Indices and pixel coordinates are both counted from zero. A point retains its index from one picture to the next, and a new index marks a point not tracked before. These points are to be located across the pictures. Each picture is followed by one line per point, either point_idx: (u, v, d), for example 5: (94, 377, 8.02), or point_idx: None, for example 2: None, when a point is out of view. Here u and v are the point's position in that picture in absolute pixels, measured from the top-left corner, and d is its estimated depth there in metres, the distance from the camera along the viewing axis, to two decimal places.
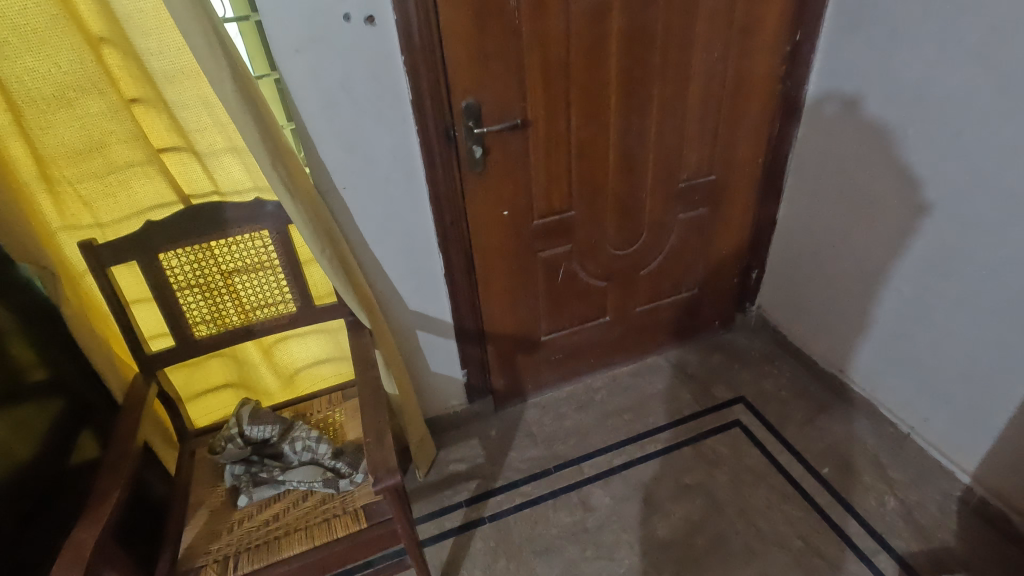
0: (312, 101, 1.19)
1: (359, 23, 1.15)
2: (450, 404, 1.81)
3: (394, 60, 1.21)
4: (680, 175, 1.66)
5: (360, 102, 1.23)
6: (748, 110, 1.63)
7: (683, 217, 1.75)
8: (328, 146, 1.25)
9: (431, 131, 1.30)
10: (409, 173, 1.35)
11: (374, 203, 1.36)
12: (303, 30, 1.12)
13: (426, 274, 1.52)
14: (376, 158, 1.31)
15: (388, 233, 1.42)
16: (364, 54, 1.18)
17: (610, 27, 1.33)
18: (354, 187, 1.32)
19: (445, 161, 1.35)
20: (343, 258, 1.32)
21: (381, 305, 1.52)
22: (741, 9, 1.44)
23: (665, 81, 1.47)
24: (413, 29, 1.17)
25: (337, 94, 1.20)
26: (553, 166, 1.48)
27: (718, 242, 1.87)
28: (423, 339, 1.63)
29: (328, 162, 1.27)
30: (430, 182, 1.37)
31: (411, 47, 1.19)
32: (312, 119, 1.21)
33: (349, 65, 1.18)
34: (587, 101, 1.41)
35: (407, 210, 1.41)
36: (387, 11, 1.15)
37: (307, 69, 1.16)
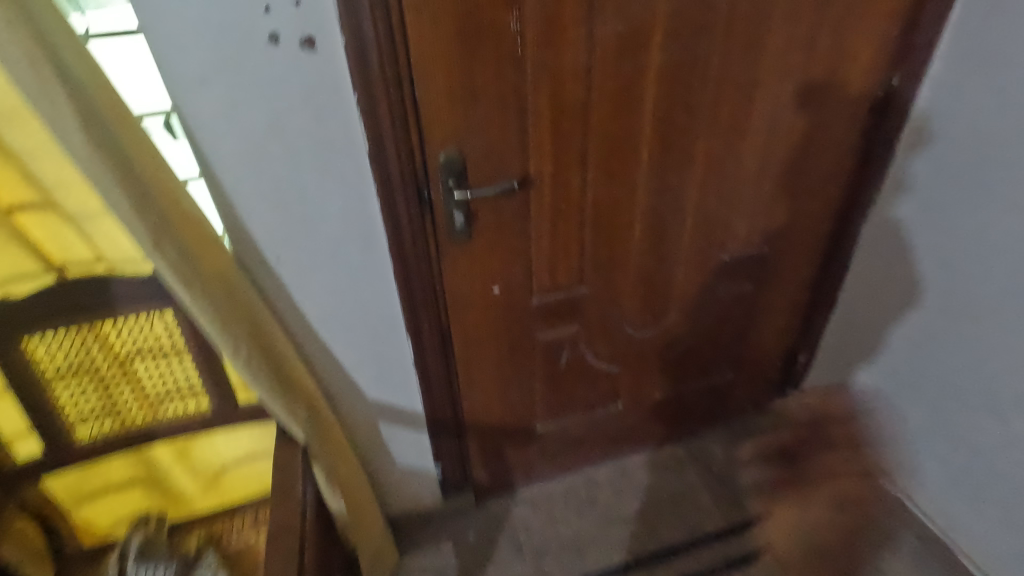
0: (227, 151, 0.87)
1: (292, 46, 0.80)
2: (420, 500, 1.49)
3: (344, 98, 0.87)
4: (722, 245, 1.31)
5: (297, 153, 0.90)
6: (818, 166, 1.26)
7: (723, 295, 1.40)
8: (254, 209, 0.93)
9: (397, 190, 0.97)
10: (366, 243, 1.03)
11: (318, 277, 1.04)
12: (209, 56, 0.78)
13: (390, 360, 1.20)
14: (321, 222, 0.98)
15: (338, 314, 1.10)
16: (299, 90, 0.84)
17: (648, 61, 0.98)
18: (291, 259, 1.00)
19: (415, 227, 1.02)
20: (273, 351, 1.00)
21: (330, 396, 1.19)
22: (823, 44, 1.08)
23: (715, 134, 1.12)
24: (371, 58, 0.83)
25: (263, 141, 0.87)
26: (561, 235, 1.13)
27: (763, 323, 1.50)
28: (386, 431, 1.30)
29: (253, 228, 0.95)
30: (395, 253, 1.04)
31: (370, 82, 0.85)
32: (228, 174, 0.89)
33: (279, 104, 0.85)
34: (610, 156, 1.07)
35: (364, 287, 1.08)
36: (333, 32, 0.81)
37: (218, 108, 0.83)
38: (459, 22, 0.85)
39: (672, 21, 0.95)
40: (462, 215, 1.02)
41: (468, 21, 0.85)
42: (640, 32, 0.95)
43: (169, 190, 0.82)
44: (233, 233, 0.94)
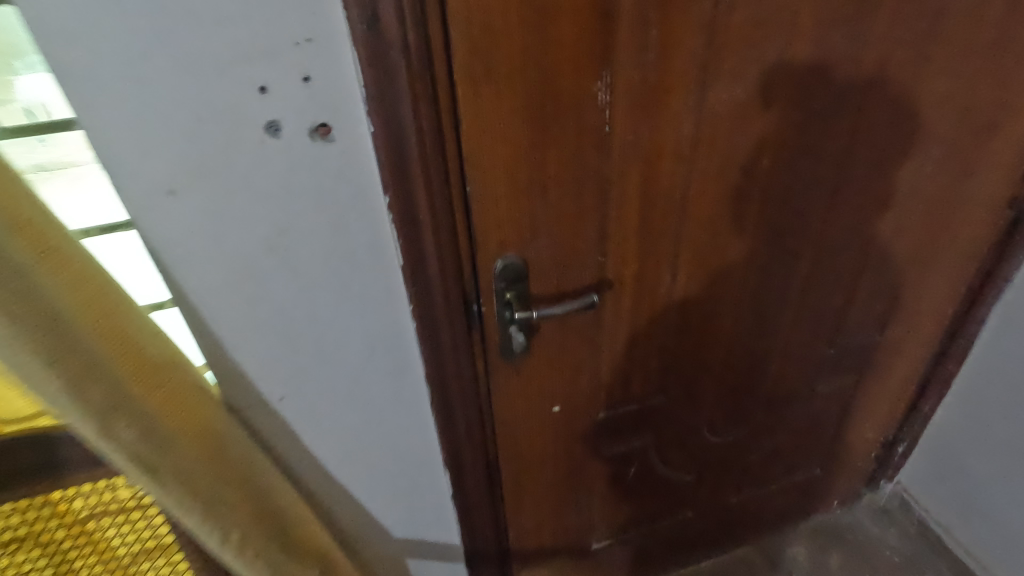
0: (208, 276, 0.62)
1: (297, 137, 0.56)
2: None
3: (369, 202, 0.63)
4: (826, 336, 1.07)
5: (303, 273, 0.65)
6: (951, 242, 1.01)
7: (821, 390, 1.15)
8: (246, 342, 0.69)
9: (439, 311, 0.72)
10: (395, 373, 0.78)
11: (333, 413, 0.80)
12: (180, 155, 0.55)
13: (422, 495, 0.95)
14: (337, 351, 0.74)
15: (357, 453, 0.85)
16: (308, 194, 0.60)
17: (765, 131, 0.75)
18: (296, 395, 0.76)
19: (461, 353, 0.77)
20: (277, 525, 0.75)
21: (348, 542, 0.95)
22: (979, 100, 0.84)
23: (831, 210, 0.89)
24: (411, 151, 0.59)
25: (257, 262, 0.63)
26: (639, 339, 0.90)
27: (862, 416, 1.25)
28: (415, 569, 1.06)
29: (244, 365, 0.71)
30: (433, 385, 0.79)
31: (409, 181, 0.61)
32: (210, 304, 0.64)
33: (279, 213, 0.61)
34: (706, 244, 0.84)
35: (391, 421, 0.84)
36: (358, 117, 0.57)
37: (195, 223, 0.59)
38: (530, 96, 0.61)
39: (802, 81, 0.73)
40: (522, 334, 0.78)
41: (542, 95, 0.62)
42: (761, 95, 0.72)
43: (121, 344, 0.57)
44: (217, 371, 0.71)
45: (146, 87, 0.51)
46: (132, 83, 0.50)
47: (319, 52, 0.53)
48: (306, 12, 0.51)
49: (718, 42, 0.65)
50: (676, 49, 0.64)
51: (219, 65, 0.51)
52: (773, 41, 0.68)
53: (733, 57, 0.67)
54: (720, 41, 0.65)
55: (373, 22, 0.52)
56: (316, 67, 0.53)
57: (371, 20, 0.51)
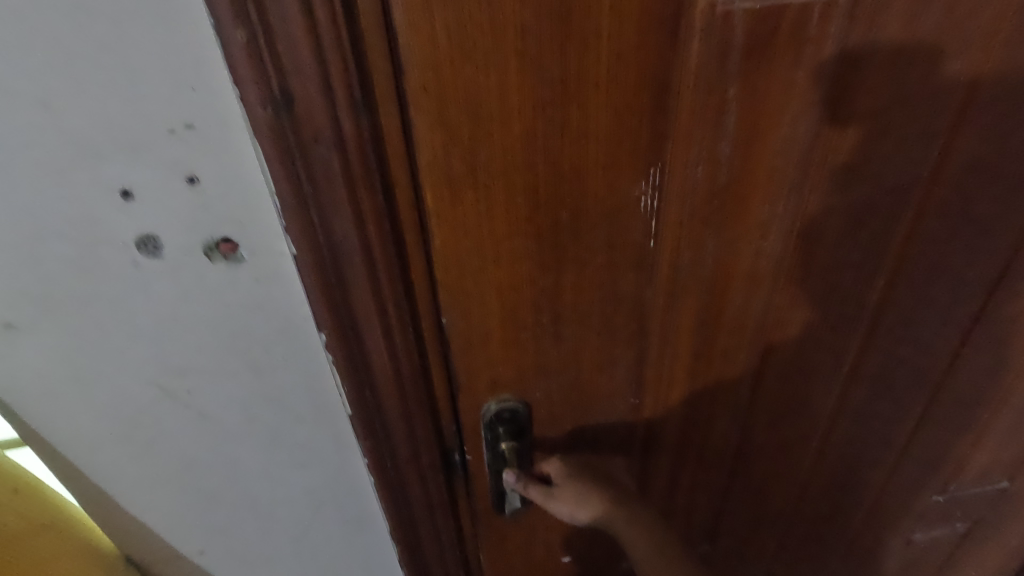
0: (83, 419, 0.46)
1: (184, 257, 0.39)
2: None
3: (302, 336, 0.45)
4: (939, 485, 0.80)
5: (213, 418, 0.48)
6: None
7: (919, 539, 0.89)
8: (147, 493, 0.52)
9: (409, 468, 0.53)
10: (350, 524, 0.60)
11: (272, 564, 0.62)
12: (16, 281, 0.38)
13: None
14: (271, 501, 0.56)
15: None
16: (211, 327, 0.43)
17: (888, 248, 0.52)
18: (221, 547, 0.59)
19: (439, 512, 0.58)
20: None
21: None
22: None
23: (979, 348, 0.63)
24: (358, 280, 0.40)
25: (149, 406, 0.46)
26: (682, 486, 0.69)
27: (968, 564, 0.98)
28: None
29: (146, 518, 0.54)
30: (401, 547, 0.60)
31: (357, 317, 0.42)
32: (90, 453, 0.48)
33: (172, 350, 0.43)
34: (786, 383, 0.61)
35: (351, 571, 0.65)
36: (275, 232, 0.39)
37: (52, 360, 0.42)
38: (538, 203, 0.42)
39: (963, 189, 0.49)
40: (534, 491, 0.56)
41: (555, 202, 0.42)
42: (885, 199, 0.49)
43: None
44: (110, 515, 0.55)
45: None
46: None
47: (208, 145, 0.35)
48: (180, 89, 0.33)
49: (823, 129, 0.44)
50: (756, 137, 0.43)
51: (53, 164, 0.34)
52: (912, 125, 0.46)
53: (845, 148, 0.46)
54: (829, 125, 0.44)
55: (285, 104, 0.33)
56: (204, 165, 0.35)
57: (282, 101, 0.33)
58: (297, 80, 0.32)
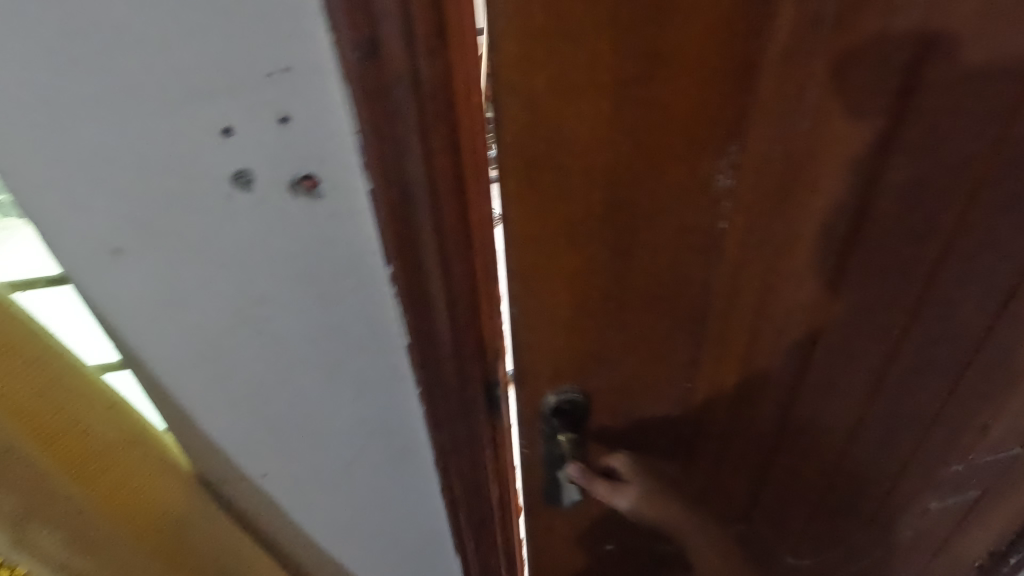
0: (173, 341, 0.50)
1: (272, 191, 0.42)
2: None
3: (370, 272, 0.47)
4: (962, 455, 0.83)
5: (286, 345, 0.52)
6: None
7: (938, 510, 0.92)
8: (216, 412, 0.57)
9: (460, 411, 0.56)
10: (398, 452, 0.65)
11: (325, 489, 0.68)
12: (125, 202, 0.41)
13: (424, 567, 0.84)
14: (330, 426, 0.61)
15: (352, 528, 0.74)
16: (289, 260, 0.46)
17: (940, 234, 0.53)
18: (282, 468, 0.64)
19: (486, 449, 0.63)
20: None
21: None
22: None
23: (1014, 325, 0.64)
24: (427, 223, 0.43)
25: (226, 332, 0.50)
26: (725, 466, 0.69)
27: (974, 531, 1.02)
28: None
29: (219, 438, 0.59)
30: (441, 475, 0.65)
31: (423, 258, 0.45)
32: (177, 372, 0.53)
33: (253, 280, 0.47)
34: (831, 368, 0.62)
35: (389, 498, 0.71)
36: (352, 167, 0.41)
37: (150, 283, 0.46)
38: (609, 183, 0.40)
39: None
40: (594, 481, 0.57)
41: (629, 181, 0.41)
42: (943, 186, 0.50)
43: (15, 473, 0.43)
44: (189, 437, 0.59)
45: (65, 118, 0.37)
46: (44, 117, 0.37)
47: (301, 83, 0.37)
48: (284, 27, 0.34)
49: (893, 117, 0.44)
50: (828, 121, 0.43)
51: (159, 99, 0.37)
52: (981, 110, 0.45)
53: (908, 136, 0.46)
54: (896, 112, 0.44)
55: (372, 49, 0.35)
56: (295, 104, 0.38)
57: (370, 46, 0.35)
58: (383, 24, 0.34)
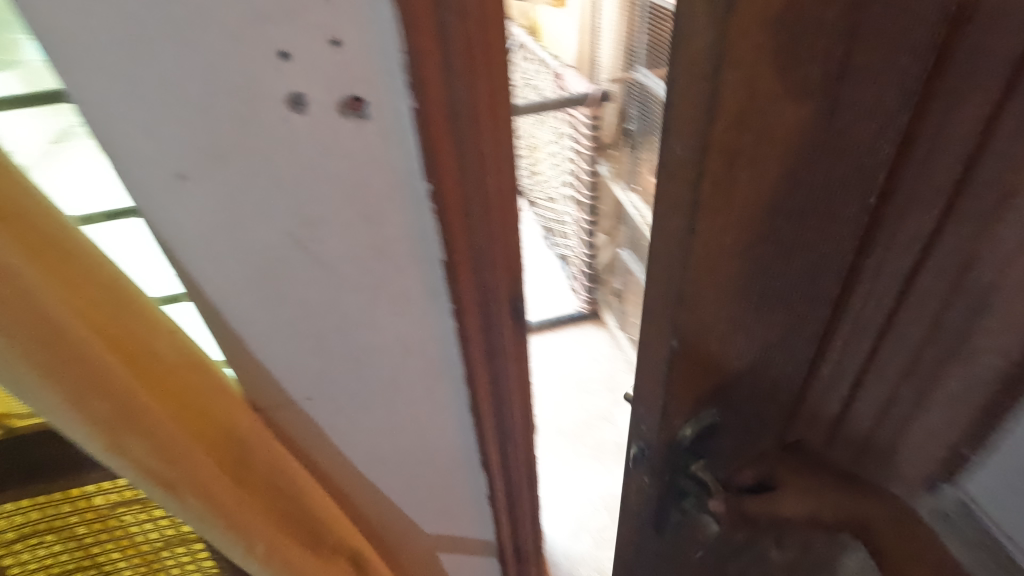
0: (230, 266, 0.54)
1: (322, 113, 0.47)
2: (569, 553, 1.44)
3: (412, 190, 0.53)
4: None
5: (332, 267, 0.56)
6: None
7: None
8: (268, 340, 0.61)
9: (491, 317, 0.64)
10: (434, 375, 0.69)
11: (365, 417, 0.71)
12: (194, 126, 0.46)
13: (459, 497, 0.88)
14: (371, 351, 0.65)
15: (392, 458, 0.77)
16: (339, 178, 0.51)
17: (961, 297, 0.40)
18: (327, 396, 0.68)
19: (513, 360, 0.70)
20: (299, 521, 0.70)
21: (379, 539, 0.88)
22: None
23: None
24: (467, 135, 0.49)
25: (282, 255, 0.55)
26: None
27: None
28: (451, 564, 1.00)
29: (270, 366, 0.63)
30: (473, 387, 0.71)
31: (463, 170, 0.52)
32: (233, 298, 0.57)
33: (307, 200, 0.51)
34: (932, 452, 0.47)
35: (432, 429, 0.76)
36: (398, 88, 0.47)
37: (212, 207, 0.50)
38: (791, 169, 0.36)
39: None
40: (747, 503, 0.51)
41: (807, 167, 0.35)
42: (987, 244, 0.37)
43: (97, 387, 0.46)
44: (243, 368, 0.63)
45: (146, 44, 0.42)
46: (127, 44, 0.42)
47: (347, 9, 0.42)
48: None
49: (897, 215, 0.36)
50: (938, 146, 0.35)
51: (230, 27, 0.42)
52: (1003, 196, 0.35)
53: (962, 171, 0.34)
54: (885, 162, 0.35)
55: None
56: (347, 29, 0.43)
57: None
58: None
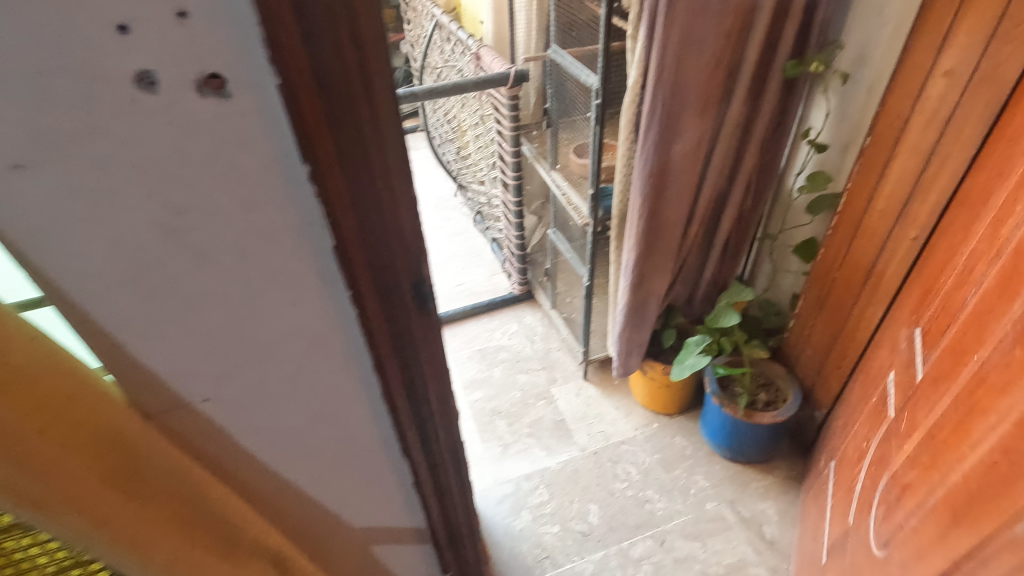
0: (92, 263, 0.50)
1: (178, 93, 0.44)
2: (510, 530, 1.46)
3: (291, 174, 0.50)
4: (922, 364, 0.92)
5: (212, 257, 0.53)
6: (961, 215, 0.96)
7: (873, 445, 1.04)
8: (151, 340, 0.57)
9: (393, 302, 0.63)
10: (340, 364, 0.67)
11: (270, 412, 0.68)
12: (25, 109, 0.41)
13: (385, 487, 0.87)
14: (270, 344, 0.62)
15: (306, 452, 0.75)
16: (207, 163, 0.47)
17: None
18: (227, 394, 0.64)
19: (422, 344, 0.69)
20: (211, 531, 0.66)
21: (304, 537, 0.86)
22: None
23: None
24: (342, 112, 0.48)
25: (152, 247, 0.51)
26: None
27: (861, 422, 1.17)
28: (383, 555, 0.99)
29: (156, 368, 0.59)
30: (383, 375, 0.69)
31: (343, 150, 0.50)
32: (102, 298, 0.52)
33: (174, 187, 0.48)
34: None
35: (346, 422, 0.74)
36: (260, 65, 0.44)
37: (62, 198, 0.46)
38: None
39: None
40: None
41: None
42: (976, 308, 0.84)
43: None
44: (124, 373, 0.58)
45: None
46: None
47: None
48: None
49: None
50: None
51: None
52: None
53: None
54: None
55: None
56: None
57: None
58: None
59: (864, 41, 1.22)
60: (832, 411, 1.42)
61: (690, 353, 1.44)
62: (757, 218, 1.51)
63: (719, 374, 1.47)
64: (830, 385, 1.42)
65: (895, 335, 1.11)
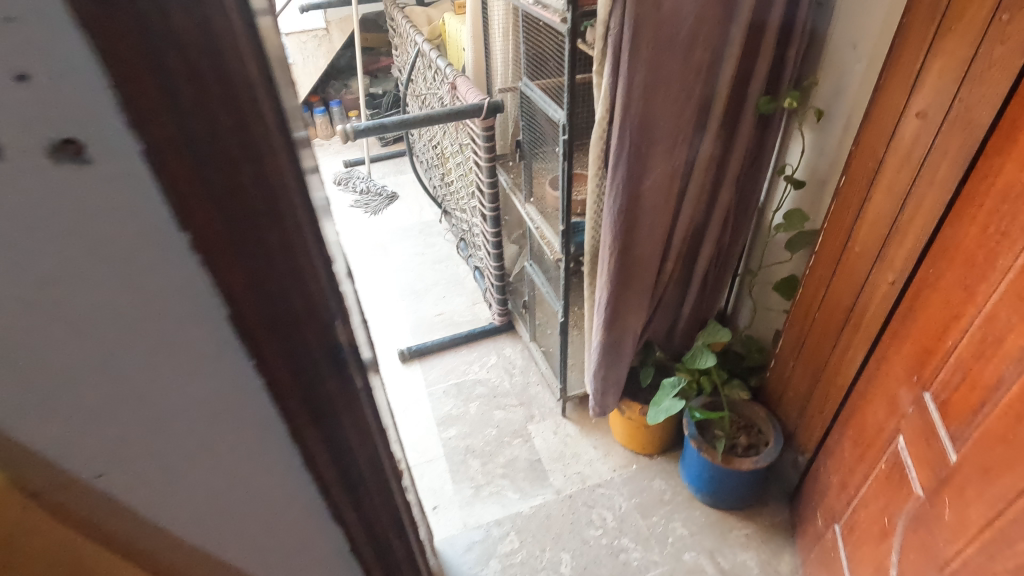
0: None
1: (27, 159, 0.39)
2: None
3: (170, 241, 0.45)
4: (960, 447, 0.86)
5: (90, 329, 0.48)
6: (955, 265, 0.91)
7: (903, 523, 0.99)
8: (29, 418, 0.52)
9: (304, 370, 0.58)
10: (251, 433, 0.62)
11: (178, 485, 0.63)
12: None
13: (320, 553, 0.81)
14: (169, 416, 0.57)
15: (224, 524, 0.69)
16: (71, 232, 0.43)
17: None
18: (125, 469, 0.59)
19: (342, 409, 0.64)
20: None
21: None
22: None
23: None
24: (222, 176, 0.43)
25: (16, 321, 0.46)
26: None
27: (869, 485, 1.12)
28: None
29: (39, 446, 0.53)
30: (302, 443, 0.64)
31: (229, 216, 0.45)
32: None
33: (35, 257, 0.43)
34: None
35: (267, 491, 0.69)
36: (118, 129, 0.39)
37: None
38: None
39: None
40: None
41: None
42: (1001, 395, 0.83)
43: None
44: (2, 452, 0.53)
45: None
46: None
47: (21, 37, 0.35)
48: None
49: None
50: None
51: None
52: None
53: None
54: None
55: None
56: (31, 59, 0.36)
57: None
58: None
59: (838, 76, 1.18)
60: (815, 457, 1.36)
61: (666, 396, 1.37)
62: (736, 253, 1.47)
63: (696, 417, 1.41)
64: (812, 429, 1.36)
65: (891, 393, 1.06)
